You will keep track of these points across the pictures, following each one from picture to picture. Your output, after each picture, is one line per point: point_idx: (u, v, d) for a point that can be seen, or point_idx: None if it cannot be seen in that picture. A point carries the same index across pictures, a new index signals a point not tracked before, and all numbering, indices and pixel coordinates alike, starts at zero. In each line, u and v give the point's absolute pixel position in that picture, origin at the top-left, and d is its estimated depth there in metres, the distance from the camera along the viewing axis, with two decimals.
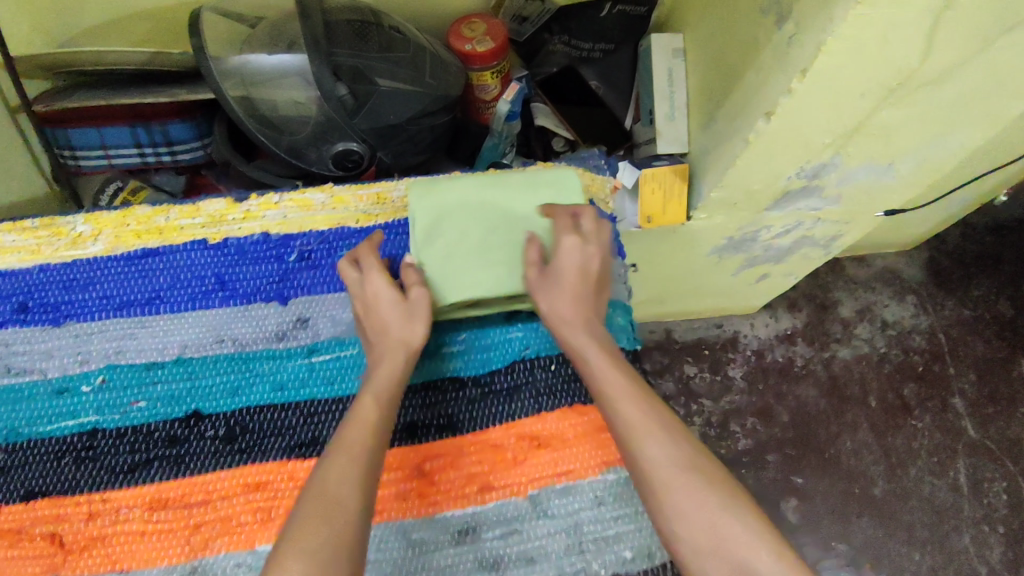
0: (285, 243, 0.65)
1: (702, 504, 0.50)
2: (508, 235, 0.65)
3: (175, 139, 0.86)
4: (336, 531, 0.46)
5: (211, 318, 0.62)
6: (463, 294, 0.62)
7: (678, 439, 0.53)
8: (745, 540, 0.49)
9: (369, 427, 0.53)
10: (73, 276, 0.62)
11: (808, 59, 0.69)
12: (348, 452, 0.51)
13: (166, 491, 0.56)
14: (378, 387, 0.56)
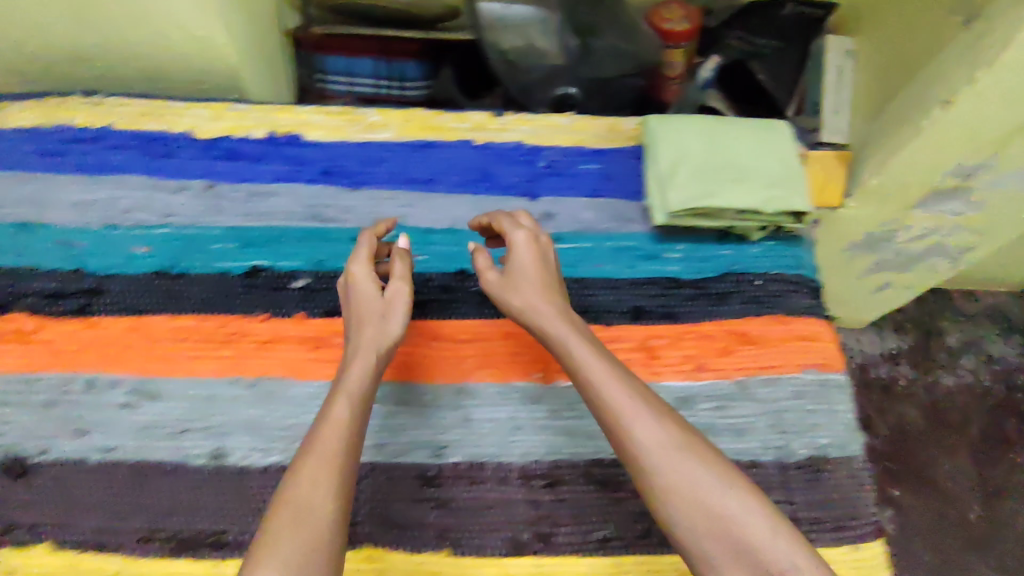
0: (535, 152, 0.77)
1: (695, 488, 0.48)
2: (720, 167, 0.72)
3: (408, 76, 1.02)
4: (304, 534, 0.46)
5: (476, 201, 0.74)
6: (699, 200, 0.69)
7: (662, 421, 0.51)
8: (745, 513, 0.47)
9: (338, 427, 0.51)
10: (368, 153, 0.75)
11: (997, 50, 0.73)
12: (318, 454, 0.50)
13: (442, 326, 0.67)
14: (350, 386, 0.54)
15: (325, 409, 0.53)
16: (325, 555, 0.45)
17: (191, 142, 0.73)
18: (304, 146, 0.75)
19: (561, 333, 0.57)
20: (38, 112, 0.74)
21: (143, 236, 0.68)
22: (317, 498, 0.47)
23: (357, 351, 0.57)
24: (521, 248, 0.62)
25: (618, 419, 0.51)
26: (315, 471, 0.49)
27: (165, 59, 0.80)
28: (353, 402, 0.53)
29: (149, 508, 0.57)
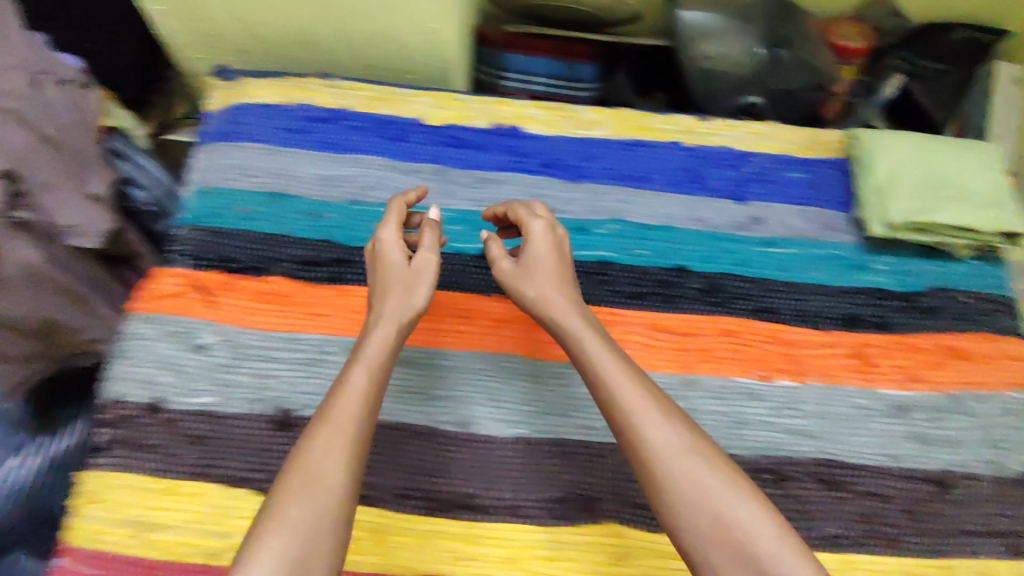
0: (742, 158, 0.79)
1: (707, 493, 0.46)
2: (939, 184, 0.73)
3: (580, 77, 1.05)
4: (315, 510, 0.44)
5: (688, 202, 0.76)
6: (916, 215, 0.71)
7: (681, 427, 0.49)
8: (755, 520, 0.45)
9: (357, 400, 0.49)
10: (585, 148, 0.78)
11: None
12: (334, 426, 0.48)
13: (664, 319, 0.69)
14: (370, 355, 0.52)
15: (340, 379, 0.51)
16: (330, 536, 0.44)
17: (421, 127, 0.77)
18: (524, 138, 0.78)
19: (574, 325, 0.55)
20: (277, 90, 0.78)
21: (383, 213, 0.72)
22: (329, 474, 0.46)
23: (382, 319, 0.54)
24: (536, 234, 0.60)
25: (632, 418, 0.49)
26: (331, 443, 0.47)
27: (389, 46, 0.85)
28: (369, 369, 0.51)
29: (407, 470, 0.61)
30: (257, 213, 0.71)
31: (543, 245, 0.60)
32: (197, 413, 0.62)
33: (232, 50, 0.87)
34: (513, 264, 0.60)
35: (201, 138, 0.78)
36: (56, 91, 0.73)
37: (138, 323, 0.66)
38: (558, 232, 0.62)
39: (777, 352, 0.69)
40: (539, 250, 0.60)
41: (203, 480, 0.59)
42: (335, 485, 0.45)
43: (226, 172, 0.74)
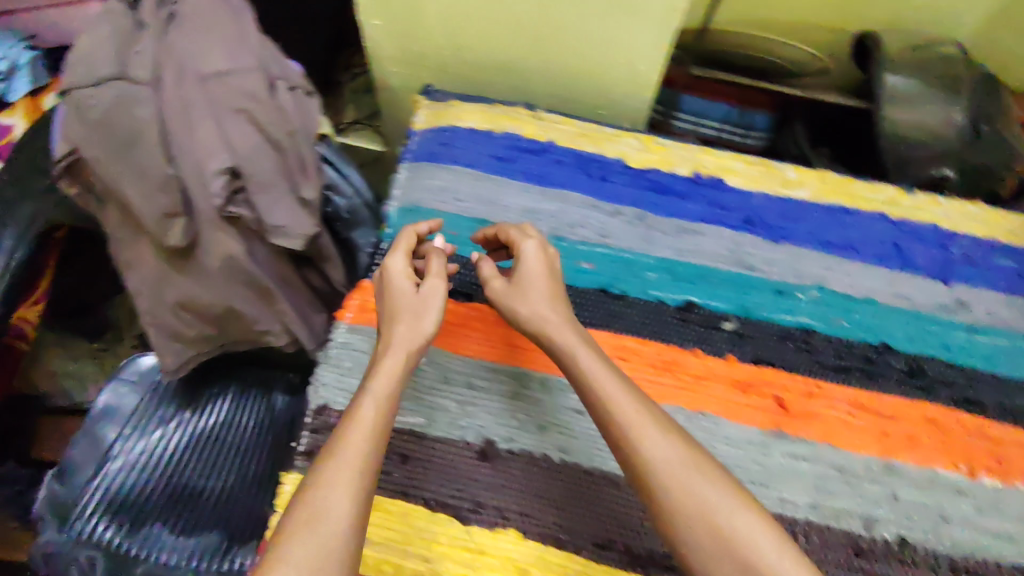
0: (948, 237, 0.78)
1: (706, 509, 0.46)
2: None
3: (754, 126, 1.04)
4: (324, 535, 0.45)
5: (890, 276, 0.74)
6: None
7: (676, 441, 0.50)
8: (756, 534, 0.45)
9: (368, 430, 0.51)
10: (788, 209, 0.77)
11: None
12: (343, 456, 0.50)
13: (865, 398, 0.67)
14: (379, 388, 0.55)
15: (352, 409, 0.53)
16: (340, 558, 0.45)
17: (624, 168, 0.78)
18: (724, 191, 0.77)
19: (568, 344, 0.57)
20: (484, 116, 0.80)
21: (586, 252, 0.73)
22: (337, 498, 0.47)
23: (394, 347, 0.58)
24: (531, 253, 0.63)
25: (632, 437, 0.50)
26: (347, 473, 0.49)
27: (590, 80, 0.85)
28: (378, 404, 0.53)
29: (604, 520, 0.60)
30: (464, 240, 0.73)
31: (535, 264, 0.62)
32: (405, 432, 0.63)
33: (432, 68, 0.89)
34: (506, 284, 0.62)
35: (405, 156, 0.80)
36: (287, 97, 0.76)
37: (348, 333, 0.69)
38: (549, 252, 0.65)
39: (982, 447, 0.66)
40: (530, 269, 0.62)
41: (406, 500, 0.59)
42: (338, 506, 0.47)
43: (435, 194, 0.75)
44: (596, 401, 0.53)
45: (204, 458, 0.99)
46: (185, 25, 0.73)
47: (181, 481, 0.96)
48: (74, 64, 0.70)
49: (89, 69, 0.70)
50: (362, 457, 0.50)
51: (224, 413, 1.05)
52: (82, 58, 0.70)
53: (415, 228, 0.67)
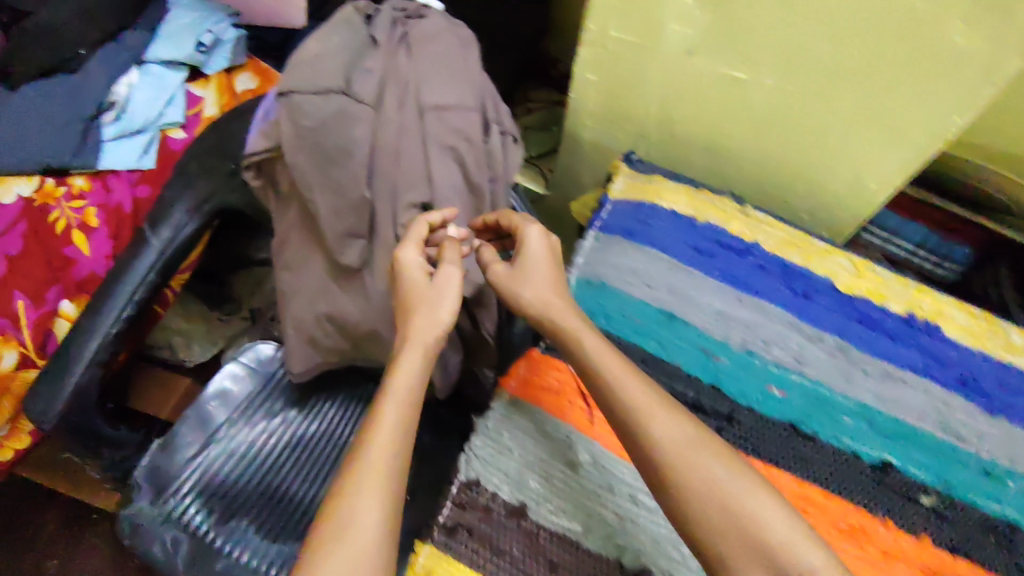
0: None
1: (717, 489, 0.49)
2: None
3: (952, 258, 0.94)
4: (357, 544, 0.48)
5: None
6: None
7: (686, 426, 0.53)
8: (766, 512, 0.48)
9: (389, 436, 0.54)
10: (1010, 378, 0.69)
11: None
12: (368, 465, 0.52)
13: None
14: (399, 390, 0.58)
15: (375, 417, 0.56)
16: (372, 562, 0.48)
17: (831, 290, 0.71)
18: (942, 342, 0.70)
19: (571, 325, 0.60)
20: (690, 200, 0.75)
21: (779, 377, 0.66)
22: (365, 507, 0.50)
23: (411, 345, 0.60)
24: (536, 243, 0.67)
25: (643, 425, 0.53)
26: (376, 482, 0.52)
27: (803, 184, 0.78)
28: (399, 408, 0.56)
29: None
30: (650, 330, 0.68)
31: (538, 248, 0.66)
32: (558, 534, 0.57)
33: (631, 129, 0.84)
34: (508, 269, 0.66)
35: (598, 225, 0.76)
36: (498, 140, 0.73)
37: (511, 406, 0.64)
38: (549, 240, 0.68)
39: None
40: (533, 253, 0.66)
41: None
42: (367, 515, 0.50)
43: (626, 275, 0.71)
44: (608, 390, 0.56)
45: (304, 464, 0.95)
46: (416, 53, 0.72)
47: (275, 483, 0.93)
48: (301, 65, 0.68)
49: (311, 71, 0.67)
50: (387, 465, 0.53)
51: (328, 421, 1.00)
52: (308, 60, 0.68)
53: (428, 220, 0.67)
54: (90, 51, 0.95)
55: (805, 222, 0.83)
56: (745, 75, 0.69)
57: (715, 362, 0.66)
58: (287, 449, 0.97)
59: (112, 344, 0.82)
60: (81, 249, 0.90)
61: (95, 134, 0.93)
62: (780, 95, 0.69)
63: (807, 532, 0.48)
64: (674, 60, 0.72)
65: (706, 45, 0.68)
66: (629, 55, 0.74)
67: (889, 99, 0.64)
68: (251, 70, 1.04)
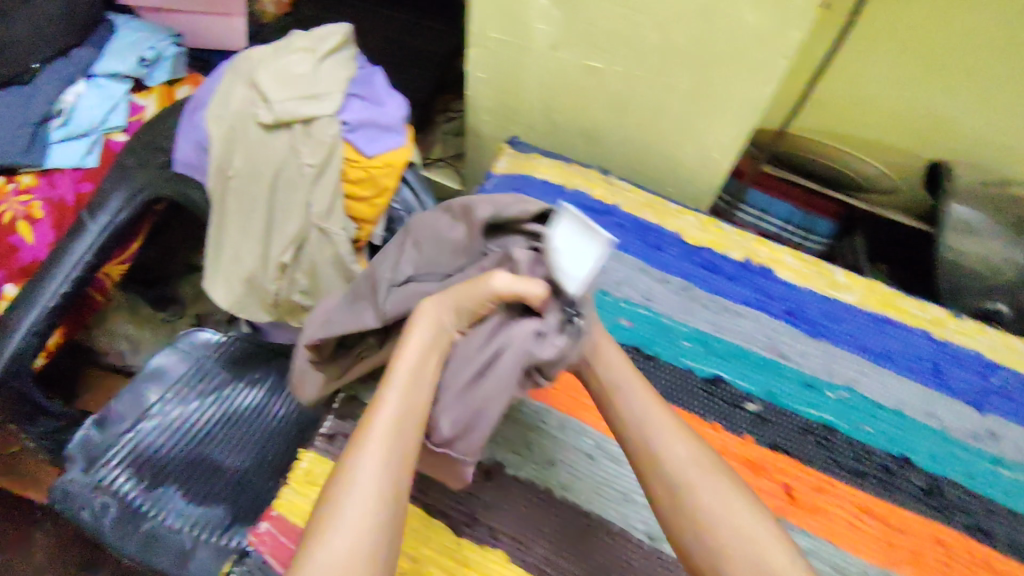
0: (992, 368, 0.77)
1: (734, 519, 0.52)
2: None
3: (816, 230, 1.07)
4: (349, 535, 0.45)
5: (925, 393, 0.75)
6: None
7: (699, 450, 0.56)
8: (759, 529, 0.52)
9: (386, 423, 0.49)
10: (833, 309, 0.79)
11: None
12: (369, 445, 0.48)
13: (872, 503, 0.67)
14: (404, 385, 0.51)
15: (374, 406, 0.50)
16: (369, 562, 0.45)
17: (678, 242, 0.83)
18: (772, 281, 0.81)
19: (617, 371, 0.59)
20: (559, 172, 0.87)
21: (628, 310, 0.77)
22: (365, 499, 0.46)
23: (423, 321, 0.53)
24: (611, 349, 0.60)
25: (666, 469, 0.54)
26: (369, 478, 0.47)
27: (662, 158, 0.91)
28: (401, 397, 0.50)
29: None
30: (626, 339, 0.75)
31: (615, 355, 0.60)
32: None
33: (518, 123, 0.98)
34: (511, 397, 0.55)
35: (480, 193, 0.86)
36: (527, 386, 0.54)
37: None
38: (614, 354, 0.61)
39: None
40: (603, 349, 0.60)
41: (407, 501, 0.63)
42: (356, 505, 0.46)
43: None
44: (629, 422, 0.57)
45: (234, 438, 0.93)
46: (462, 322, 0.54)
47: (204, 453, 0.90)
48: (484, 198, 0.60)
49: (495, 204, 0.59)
50: (384, 464, 0.48)
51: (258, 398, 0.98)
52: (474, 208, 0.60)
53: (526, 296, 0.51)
54: (39, 67, 1.06)
55: (671, 194, 0.96)
56: (600, 64, 0.83)
57: None
58: (220, 424, 0.94)
59: (49, 316, 0.90)
60: (26, 238, 0.97)
61: (43, 135, 1.03)
62: (628, 79, 0.83)
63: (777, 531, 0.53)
64: (542, 55, 0.86)
65: (566, 41, 0.82)
66: (506, 52, 0.88)
67: (713, 76, 0.77)
68: (189, 83, 1.17)
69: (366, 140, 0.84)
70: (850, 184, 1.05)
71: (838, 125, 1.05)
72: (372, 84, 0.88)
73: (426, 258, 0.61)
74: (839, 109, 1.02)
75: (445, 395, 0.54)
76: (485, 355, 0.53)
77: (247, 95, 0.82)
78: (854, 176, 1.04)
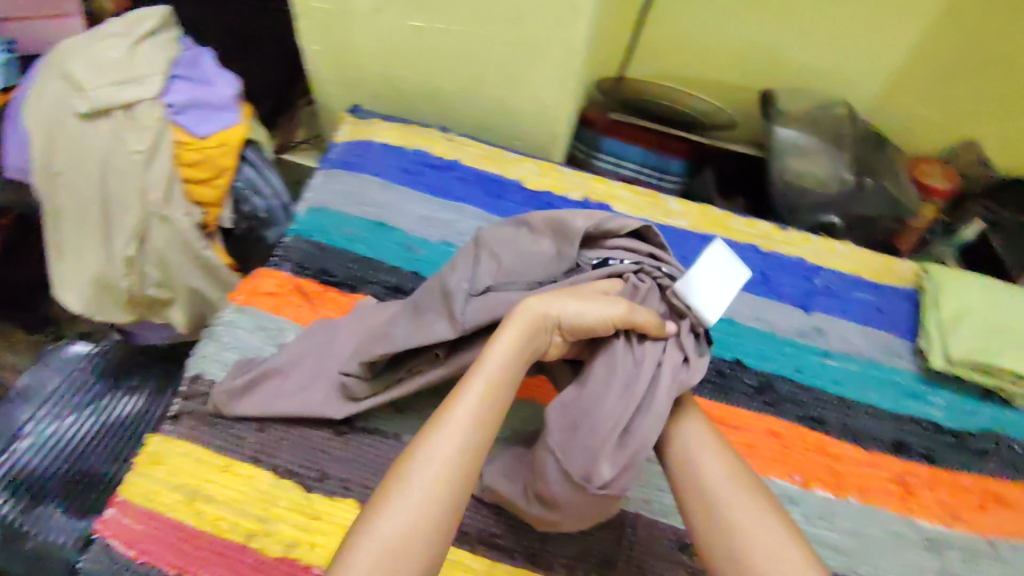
0: (814, 271, 0.83)
1: (757, 533, 0.48)
2: (1000, 345, 0.74)
3: (670, 171, 1.09)
4: (411, 512, 0.43)
5: (754, 301, 0.80)
6: (964, 353, 0.73)
7: (739, 467, 0.54)
8: (760, 533, 0.48)
9: (472, 419, 0.48)
10: (668, 235, 0.84)
11: None
12: (446, 431, 0.47)
13: (710, 407, 0.71)
14: (490, 370, 0.51)
15: (456, 396, 0.49)
16: (423, 547, 0.42)
17: (519, 188, 0.85)
18: (611, 216, 0.84)
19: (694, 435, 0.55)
20: (399, 134, 0.88)
21: None
22: (436, 471, 0.45)
23: (517, 322, 0.54)
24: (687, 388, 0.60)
25: (707, 500, 0.51)
26: (437, 449, 0.46)
27: (503, 110, 0.93)
28: (490, 385, 0.50)
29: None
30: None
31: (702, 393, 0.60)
32: None
33: (362, 92, 0.98)
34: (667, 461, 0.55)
35: (321, 163, 0.86)
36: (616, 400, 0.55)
37: (235, 314, 0.73)
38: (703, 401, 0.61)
39: (931, 509, 0.69)
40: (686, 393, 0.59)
41: (255, 466, 0.65)
42: (425, 486, 0.44)
43: (341, 198, 0.81)
44: (671, 441, 0.56)
45: (112, 447, 0.83)
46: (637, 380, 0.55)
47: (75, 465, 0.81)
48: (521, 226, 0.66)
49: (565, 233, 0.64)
50: (457, 441, 0.46)
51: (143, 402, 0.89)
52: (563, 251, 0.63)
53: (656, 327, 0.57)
54: None
55: (521, 146, 0.98)
56: (423, 23, 0.84)
57: (409, 253, 0.78)
58: (97, 433, 0.84)
59: None
60: None
61: None
62: (453, 36, 0.84)
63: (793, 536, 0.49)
64: (367, 20, 0.85)
65: (385, 3, 0.82)
66: (330, 20, 0.87)
67: (529, 24, 0.79)
68: None
69: (196, 121, 0.83)
70: (698, 124, 1.07)
71: (679, 66, 1.08)
72: (198, 66, 0.86)
73: (497, 270, 0.62)
74: (673, 52, 1.06)
75: (595, 436, 0.53)
76: (641, 391, 0.55)
77: (61, 85, 0.79)
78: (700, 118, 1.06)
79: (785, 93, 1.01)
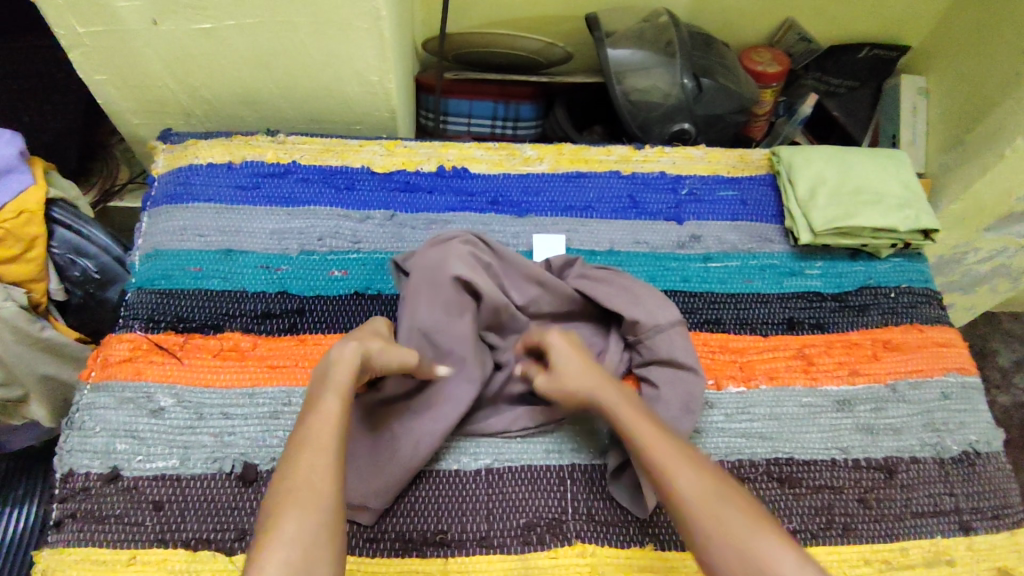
0: (678, 181, 0.84)
1: (729, 536, 0.48)
2: (855, 207, 0.78)
3: (522, 118, 1.09)
4: (310, 509, 0.47)
5: (630, 226, 0.80)
6: (826, 224, 0.77)
7: (705, 467, 0.53)
8: (742, 537, 0.48)
9: (331, 422, 0.52)
10: (530, 183, 0.82)
11: (1010, 140, 0.88)
12: (313, 442, 0.51)
13: None
14: (336, 379, 0.55)
15: (315, 405, 0.54)
16: (331, 537, 0.46)
17: (369, 174, 0.80)
18: (470, 178, 0.82)
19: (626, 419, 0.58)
20: (224, 149, 0.80)
21: (337, 260, 0.75)
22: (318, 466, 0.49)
23: (350, 342, 0.58)
24: (574, 368, 0.62)
25: (662, 473, 0.53)
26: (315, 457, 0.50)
27: (331, 97, 0.87)
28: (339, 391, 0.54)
29: (435, 512, 0.62)
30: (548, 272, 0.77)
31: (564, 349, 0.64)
32: (156, 476, 0.62)
33: (173, 112, 0.89)
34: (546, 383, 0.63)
35: (146, 204, 0.78)
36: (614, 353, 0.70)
37: (93, 394, 0.65)
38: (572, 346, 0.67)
39: (899, 356, 0.75)
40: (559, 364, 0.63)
41: (164, 547, 0.58)
42: (304, 486, 0.48)
43: (176, 234, 0.74)
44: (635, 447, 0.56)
45: None
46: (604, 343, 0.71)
47: None
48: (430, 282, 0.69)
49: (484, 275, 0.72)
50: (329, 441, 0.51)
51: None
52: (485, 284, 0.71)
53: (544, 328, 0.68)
54: None
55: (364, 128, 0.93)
56: (210, 25, 0.74)
57: (270, 274, 0.73)
58: None
59: None
60: None
61: None
62: (248, 31, 0.75)
63: (753, 520, 0.49)
64: (150, 33, 0.75)
65: (161, 12, 0.72)
66: (108, 45, 0.76)
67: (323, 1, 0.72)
68: None
69: None
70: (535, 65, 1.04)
71: (503, 9, 1.05)
72: None
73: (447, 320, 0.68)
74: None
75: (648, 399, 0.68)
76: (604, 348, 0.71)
77: None
78: (533, 57, 1.03)
79: (610, 14, 1.00)
